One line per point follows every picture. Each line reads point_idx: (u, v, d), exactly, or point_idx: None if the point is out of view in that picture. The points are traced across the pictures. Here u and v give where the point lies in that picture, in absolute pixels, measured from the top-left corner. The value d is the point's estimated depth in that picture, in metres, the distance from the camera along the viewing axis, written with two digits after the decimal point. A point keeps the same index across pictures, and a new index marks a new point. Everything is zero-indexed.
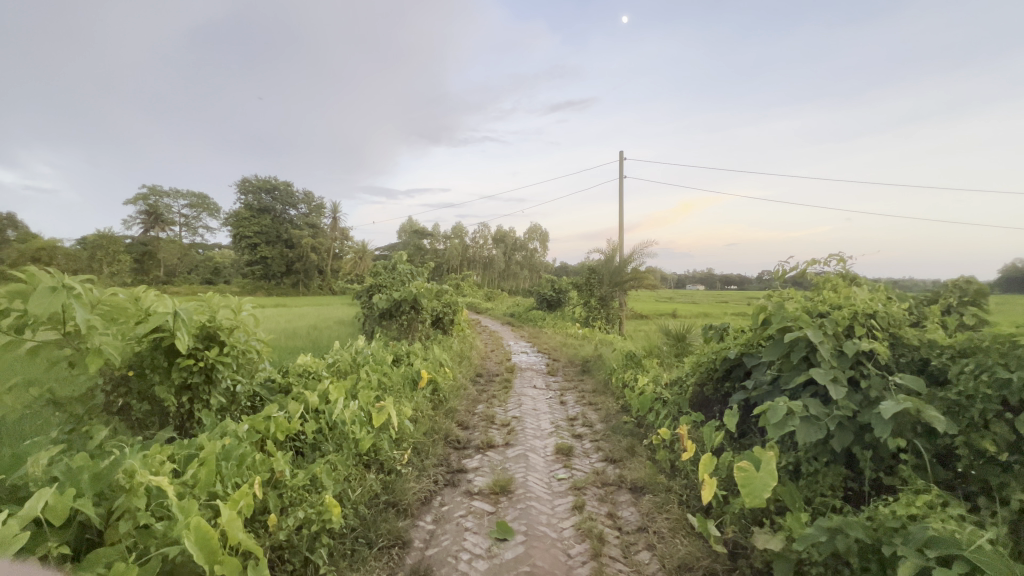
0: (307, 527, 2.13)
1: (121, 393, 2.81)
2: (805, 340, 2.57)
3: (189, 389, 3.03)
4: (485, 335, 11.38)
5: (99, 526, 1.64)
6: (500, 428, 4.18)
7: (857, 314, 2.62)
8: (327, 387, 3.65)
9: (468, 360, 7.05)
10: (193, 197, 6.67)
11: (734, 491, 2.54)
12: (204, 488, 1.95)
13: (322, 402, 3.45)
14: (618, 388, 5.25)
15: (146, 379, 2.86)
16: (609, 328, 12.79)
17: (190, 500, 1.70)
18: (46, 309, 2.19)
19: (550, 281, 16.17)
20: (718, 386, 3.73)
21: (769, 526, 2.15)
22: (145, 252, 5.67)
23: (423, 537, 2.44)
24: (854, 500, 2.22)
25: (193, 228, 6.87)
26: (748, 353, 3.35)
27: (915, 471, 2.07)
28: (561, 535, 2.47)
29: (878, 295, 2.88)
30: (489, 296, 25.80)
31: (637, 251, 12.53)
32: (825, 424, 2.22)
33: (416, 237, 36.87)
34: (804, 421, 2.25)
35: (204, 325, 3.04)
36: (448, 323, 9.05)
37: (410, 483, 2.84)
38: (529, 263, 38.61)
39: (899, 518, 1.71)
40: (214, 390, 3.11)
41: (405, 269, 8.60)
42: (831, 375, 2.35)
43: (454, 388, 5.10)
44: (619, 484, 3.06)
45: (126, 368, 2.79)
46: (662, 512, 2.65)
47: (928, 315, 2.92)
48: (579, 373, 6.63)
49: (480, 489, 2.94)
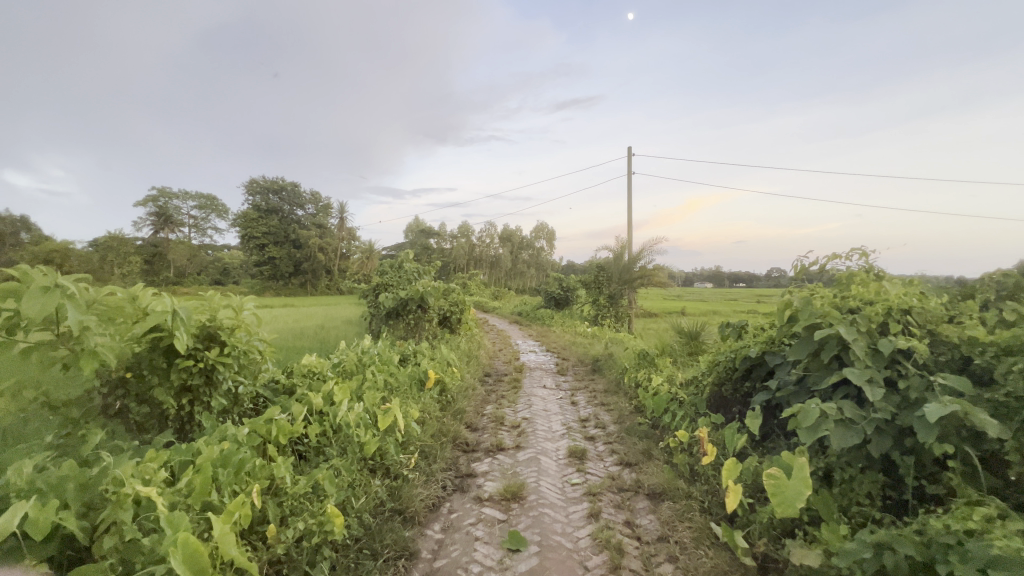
0: (307, 540, 2.01)
1: (118, 396, 2.72)
2: (837, 337, 2.40)
3: (189, 391, 2.92)
4: (493, 334, 11.24)
5: (83, 540, 1.53)
6: (510, 430, 4.04)
7: (892, 310, 2.45)
8: (332, 388, 3.54)
9: (477, 360, 6.91)
10: (201, 199, 6.52)
11: (760, 499, 2.40)
12: (199, 498, 1.84)
13: (326, 404, 3.34)
14: (630, 388, 5.10)
15: (145, 381, 2.76)
16: (618, 326, 12.63)
17: (180, 513, 1.59)
18: (40, 310, 2.11)
19: (558, 280, 16.02)
20: (738, 386, 3.58)
21: (802, 537, 2.01)
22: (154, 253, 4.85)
23: (431, 548, 2.31)
24: (894, 510, 2.06)
25: (202, 229, 6.60)
26: (770, 352, 3.20)
27: (963, 479, 1.90)
28: (578, 545, 2.33)
29: (911, 290, 2.70)
30: (496, 294, 25.67)
31: (646, 248, 12.35)
32: (862, 428, 2.06)
33: (423, 237, 36.83)
34: (839, 425, 2.09)
35: (203, 325, 2.94)
36: (455, 323, 8.93)
37: (416, 489, 2.71)
38: (536, 262, 38.44)
39: (954, 533, 1.56)
40: (215, 391, 3.01)
41: (413, 268, 8.48)
42: (867, 374, 2.19)
43: (462, 388, 4.97)
44: (636, 490, 2.92)
45: (122, 370, 2.70)
46: (683, 521, 2.51)
47: (965, 310, 2.74)
48: (590, 373, 6.47)
49: (490, 495, 2.81)
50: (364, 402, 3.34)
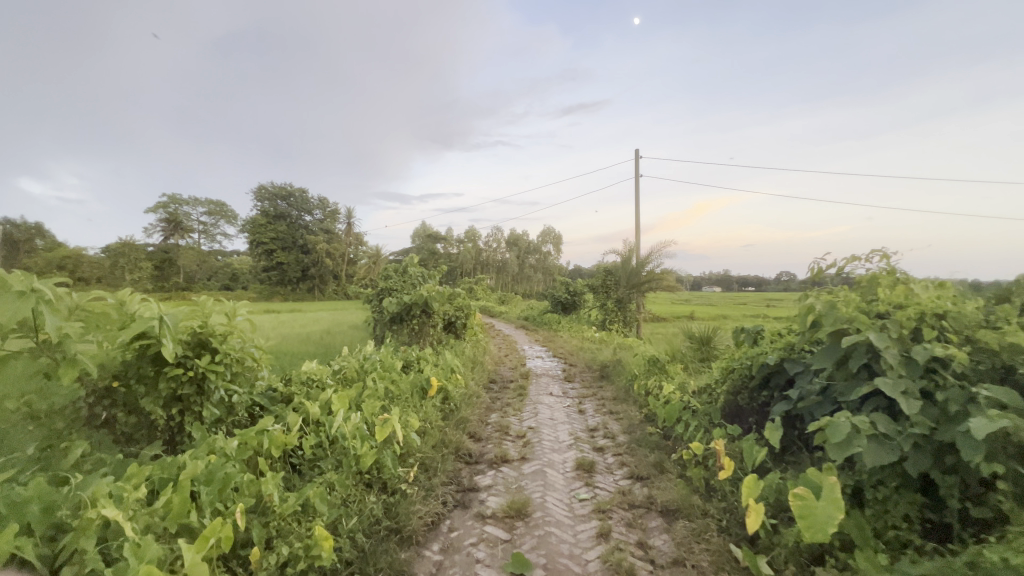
0: (293, 566, 1.88)
1: (105, 405, 2.60)
2: (866, 344, 2.22)
3: (179, 401, 2.80)
4: (499, 339, 11.08)
5: (45, 569, 1.41)
6: (515, 440, 3.88)
7: (926, 316, 2.28)
8: (329, 397, 3.41)
9: (482, 366, 6.77)
10: (210, 205, 6.51)
11: (784, 519, 2.22)
12: (176, 520, 1.72)
13: (323, 414, 3.22)
14: (640, 395, 4.92)
15: (132, 390, 2.65)
16: (626, 331, 12.42)
17: (148, 540, 1.46)
18: (14, 316, 2.00)
19: (565, 284, 15.83)
20: (755, 395, 3.40)
21: (831, 565, 1.84)
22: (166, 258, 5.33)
23: (429, 571, 2.16)
24: (933, 534, 1.88)
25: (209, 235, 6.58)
26: (790, 360, 3.03)
27: (1012, 502, 1.72)
28: (586, 569, 2.17)
29: (945, 294, 2.51)
30: (503, 299, 25.51)
31: (655, 252, 12.15)
32: (898, 444, 1.88)
33: (430, 242, 36.80)
34: (873, 441, 1.92)
35: (194, 332, 2.83)
36: (460, 328, 8.78)
37: (415, 505, 2.57)
38: (543, 266, 38.26)
39: (1010, 568, 1.38)
40: (207, 401, 2.88)
41: (417, 272, 8.36)
42: (901, 385, 2.01)
43: (466, 396, 4.82)
44: (648, 507, 2.74)
45: (109, 379, 2.59)
46: (700, 542, 2.33)
47: (1004, 315, 2.54)
48: (598, 379, 6.29)
49: (493, 512, 2.65)
50: (362, 412, 3.21)
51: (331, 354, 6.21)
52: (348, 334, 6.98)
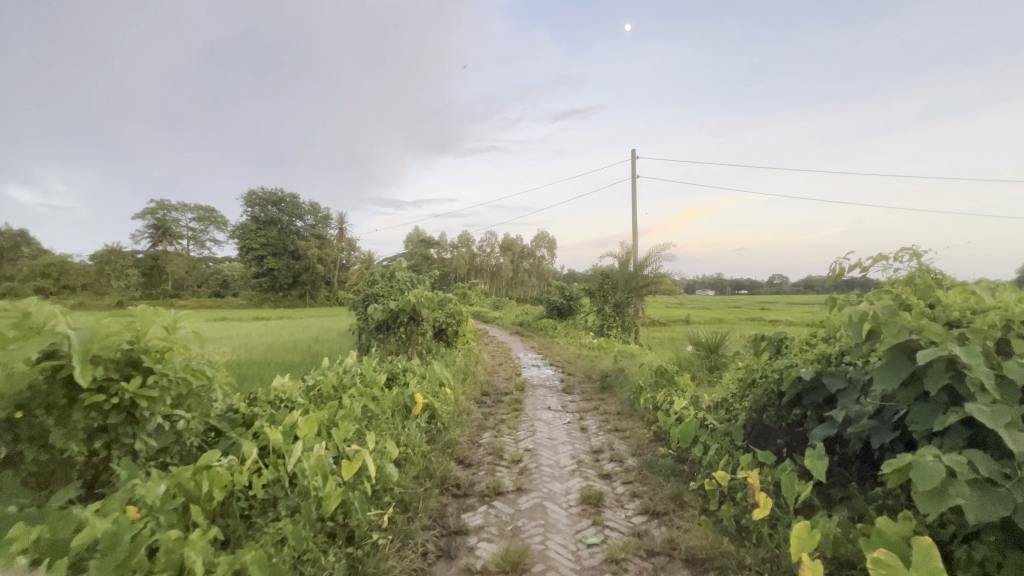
0: None
1: (4, 441, 2.06)
2: (945, 360, 1.80)
3: (105, 432, 2.33)
4: (492, 347, 10.60)
5: None
6: (510, 466, 3.42)
7: (1013, 324, 1.86)
8: (295, 421, 2.93)
9: (474, 377, 6.29)
10: (199, 209, 6.08)
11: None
12: None
13: (284, 444, 2.75)
14: (647, 410, 4.48)
15: (39, 423, 2.14)
16: (625, 336, 11.97)
17: None
18: None
19: (560, 288, 15.38)
20: (784, 414, 3.00)
21: None
22: (154, 265, 4.86)
23: None
24: None
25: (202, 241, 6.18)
26: (829, 375, 2.61)
27: None
28: None
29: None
30: (498, 304, 25.02)
31: (653, 254, 11.74)
32: (1008, 493, 1.45)
33: (423, 247, 36.25)
34: (974, 489, 1.49)
35: (123, 350, 2.35)
36: (451, 336, 8.30)
37: (387, 563, 2.11)
38: (537, 270, 37.78)
39: None
40: (140, 430, 2.41)
41: (406, 277, 7.88)
42: (1001, 414, 1.58)
43: (455, 413, 4.35)
44: (669, 555, 2.29)
45: (10, 409, 2.06)
46: None
47: None
48: (600, 391, 5.82)
49: (485, 565, 2.19)
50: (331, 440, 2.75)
51: (309, 365, 5.72)
52: (331, 342, 6.51)
